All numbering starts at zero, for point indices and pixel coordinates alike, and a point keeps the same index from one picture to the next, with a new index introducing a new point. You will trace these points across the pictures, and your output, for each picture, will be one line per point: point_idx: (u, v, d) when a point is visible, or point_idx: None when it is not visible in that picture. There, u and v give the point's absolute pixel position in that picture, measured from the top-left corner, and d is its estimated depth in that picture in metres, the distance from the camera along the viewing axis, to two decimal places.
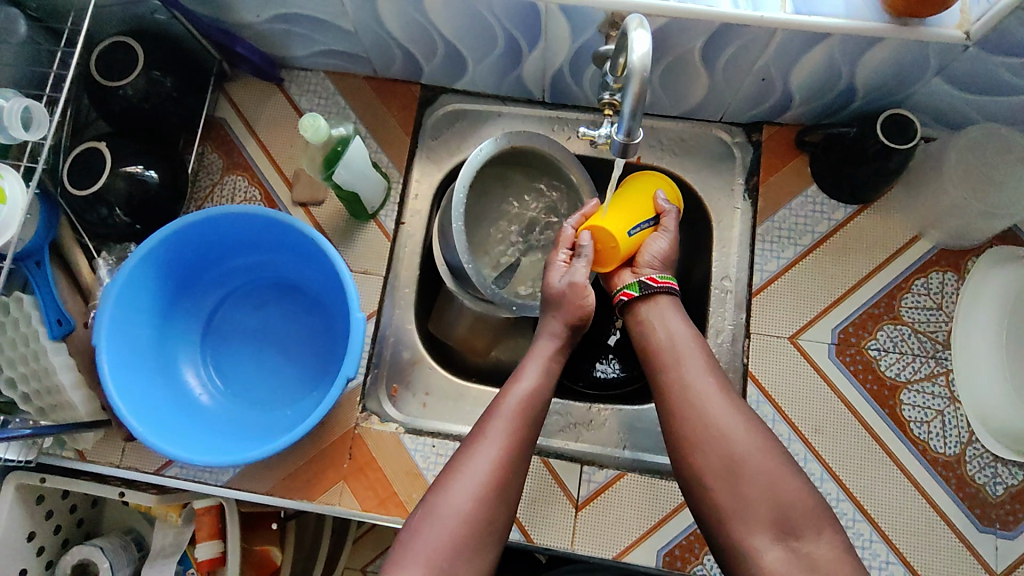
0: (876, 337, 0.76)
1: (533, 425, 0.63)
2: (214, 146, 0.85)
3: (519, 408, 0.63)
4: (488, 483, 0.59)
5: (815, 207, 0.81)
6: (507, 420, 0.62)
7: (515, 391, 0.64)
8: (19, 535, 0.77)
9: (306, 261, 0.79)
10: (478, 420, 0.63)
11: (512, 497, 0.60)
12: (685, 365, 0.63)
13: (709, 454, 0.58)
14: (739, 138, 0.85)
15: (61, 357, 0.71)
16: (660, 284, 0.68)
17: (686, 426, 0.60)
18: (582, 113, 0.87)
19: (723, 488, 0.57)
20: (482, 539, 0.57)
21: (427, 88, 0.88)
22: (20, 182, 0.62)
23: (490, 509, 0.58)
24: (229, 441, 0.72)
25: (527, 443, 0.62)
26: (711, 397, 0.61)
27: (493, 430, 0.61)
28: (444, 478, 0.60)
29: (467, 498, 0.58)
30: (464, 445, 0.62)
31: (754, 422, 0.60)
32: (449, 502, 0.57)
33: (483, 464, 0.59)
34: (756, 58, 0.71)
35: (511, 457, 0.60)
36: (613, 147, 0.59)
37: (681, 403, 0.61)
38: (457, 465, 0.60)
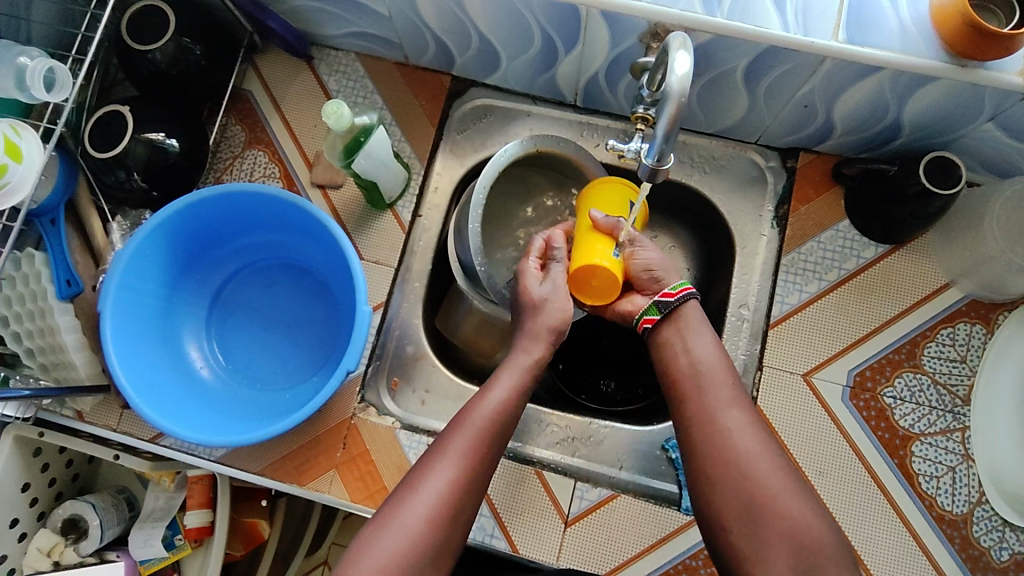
0: (893, 385, 0.74)
1: (496, 442, 0.61)
2: (237, 118, 0.84)
3: (486, 424, 0.60)
4: (446, 501, 0.56)
5: (845, 242, 0.78)
6: (473, 435, 0.59)
7: (484, 405, 0.61)
8: (15, 486, 0.78)
9: (319, 245, 0.78)
10: (450, 423, 0.61)
11: (467, 518, 0.58)
12: (712, 396, 0.61)
13: (727, 494, 0.57)
14: (773, 162, 0.82)
15: (66, 318, 0.71)
16: (678, 297, 0.66)
17: (709, 460, 0.59)
18: (614, 121, 0.84)
19: (740, 529, 0.56)
20: (434, 560, 0.54)
21: (457, 80, 0.86)
22: (38, 143, 0.61)
23: (446, 527, 0.55)
24: (223, 419, 0.72)
25: (488, 462, 0.60)
26: (738, 432, 0.59)
27: (457, 445, 0.58)
28: (402, 491, 0.57)
29: (423, 516, 0.55)
30: (426, 458, 0.58)
31: (780, 463, 0.58)
32: (406, 517, 0.54)
33: (444, 480, 0.56)
34: (801, 84, 0.68)
35: (472, 475, 0.58)
36: (642, 169, 0.58)
37: (705, 435, 0.60)
38: (417, 478, 0.57)
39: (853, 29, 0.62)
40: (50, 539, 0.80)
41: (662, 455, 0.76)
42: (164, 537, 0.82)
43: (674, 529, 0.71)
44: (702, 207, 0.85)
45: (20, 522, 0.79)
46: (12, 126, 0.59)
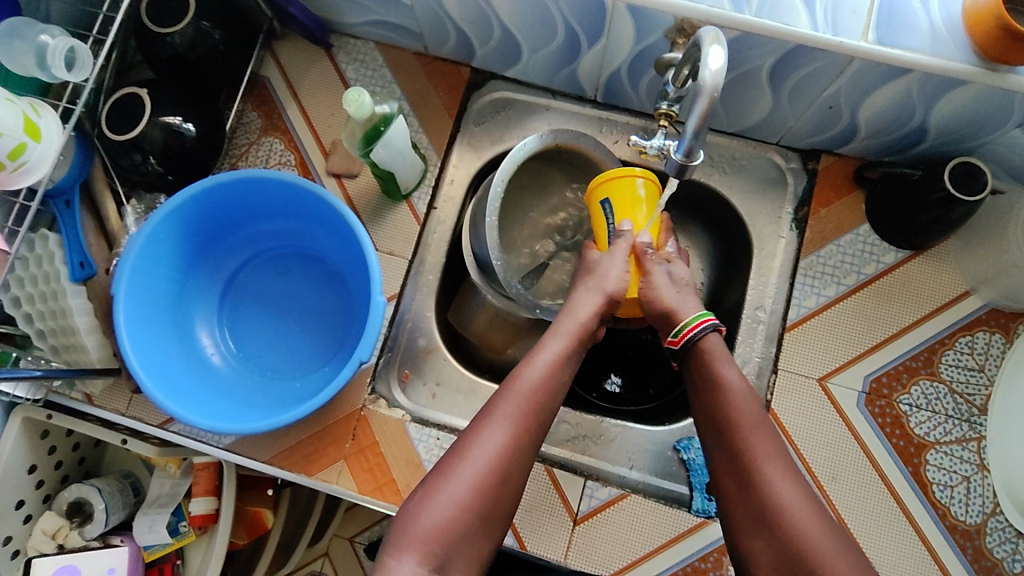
0: (909, 392, 0.73)
1: (540, 416, 0.61)
2: (254, 104, 0.83)
3: (528, 398, 0.60)
4: (488, 474, 0.56)
5: (865, 246, 0.77)
6: (515, 410, 0.59)
7: (526, 379, 0.61)
8: (21, 467, 0.77)
9: (333, 234, 0.78)
10: (495, 395, 0.61)
11: (512, 492, 0.58)
12: (753, 447, 0.58)
13: (768, 552, 0.54)
14: (794, 164, 0.81)
15: (78, 300, 0.70)
16: (681, 344, 0.65)
17: (751, 513, 0.56)
18: (633, 117, 0.84)
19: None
20: (478, 531, 0.55)
21: (477, 72, 0.85)
22: (57, 123, 0.61)
23: (489, 499, 0.56)
24: (234, 407, 0.71)
25: (532, 436, 0.60)
26: (781, 486, 0.56)
27: (499, 418, 0.59)
28: (446, 463, 0.57)
29: (467, 485, 0.55)
30: (469, 431, 0.59)
31: (818, 509, 0.55)
32: (449, 488, 0.55)
33: (485, 454, 0.57)
34: (827, 85, 0.67)
35: (514, 449, 0.58)
36: (669, 165, 0.57)
37: (744, 489, 0.57)
38: (461, 452, 0.57)
39: (884, 30, 0.61)
40: (55, 522, 0.80)
41: (674, 455, 0.75)
42: (168, 524, 0.81)
43: (684, 530, 0.70)
44: (719, 207, 0.85)
45: (26, 503, 0.79)
46: (32, 106, 0.59)
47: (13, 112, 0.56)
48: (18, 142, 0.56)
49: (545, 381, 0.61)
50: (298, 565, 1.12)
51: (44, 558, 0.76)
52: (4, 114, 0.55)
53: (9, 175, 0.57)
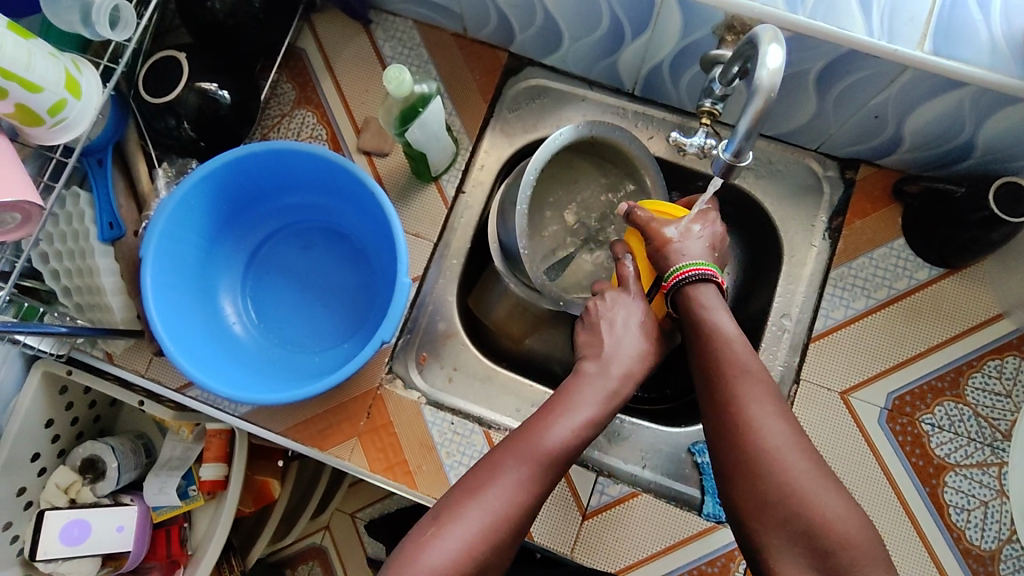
0: (933, 412, 0.72)
1: (559, 465, 0.58)
2: (290, 75, 0.83)
3: (552, 446, 0.58)
4: (501, 518, 0.54)
5: (898, 261, 0.76)
6: (534, 456, 0.57)
7: (553, 426, 0.59)
8: (39, 421, 0.78)
9: (361, 211, 0.78)
10: (514, 439, 0.59)
11: (518, 539, 0.56)
12: (739, 388, 0.57)
13: (744, 486, 0.54)
14: (831, 172, 0.80)
15: (106, 260, 0.70)
16: (672, 287, 0.63)
17: (733, 460, 0.55)
18: (671, 113, 0.82)
19: (762, 529, 0.53)
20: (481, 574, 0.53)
21: (515, 57, 0.84)
22: (97, 81, 0.61)
23: (496, 545, 0.53)
24: (254, 377, 0.72)
25: (548, 486, 0.58)
26: (764, 427, 0.55)
27: (518, 461, 0.56)
28: (456, 499, 0.55)
29: (478, 529, 0.53)
30: (485, 472, 0.57)
31: (807, 453, 0.55)
32: (458, 527, 0.53)
33: (501, 499, 0.55)
34: (877, 92, 0.65)
35: (530, 497, 0.56)
36: (715, 164, 0.56)
37: (727, 432, 0.56)
38: (476, 489, 0.55)
39: (941, 39, 0.59)
40: (69, 477, 0.81)
41: (687, 458, 0.75)
42: (178, 487, 0.82)
43: (693, 533, 0.70)
44: (752, 210, 0.83)
45: (41, 456, 0.80)
46: (73, 62, 0.58)
47: (56, 67, 0.55)
48: (59, 99, 0.56)
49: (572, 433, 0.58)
50: (299, 536, 1.13)
51: (54, 510, 0.77)
52: (47, 69, 0.54)
53: (48, 131, 0.57)
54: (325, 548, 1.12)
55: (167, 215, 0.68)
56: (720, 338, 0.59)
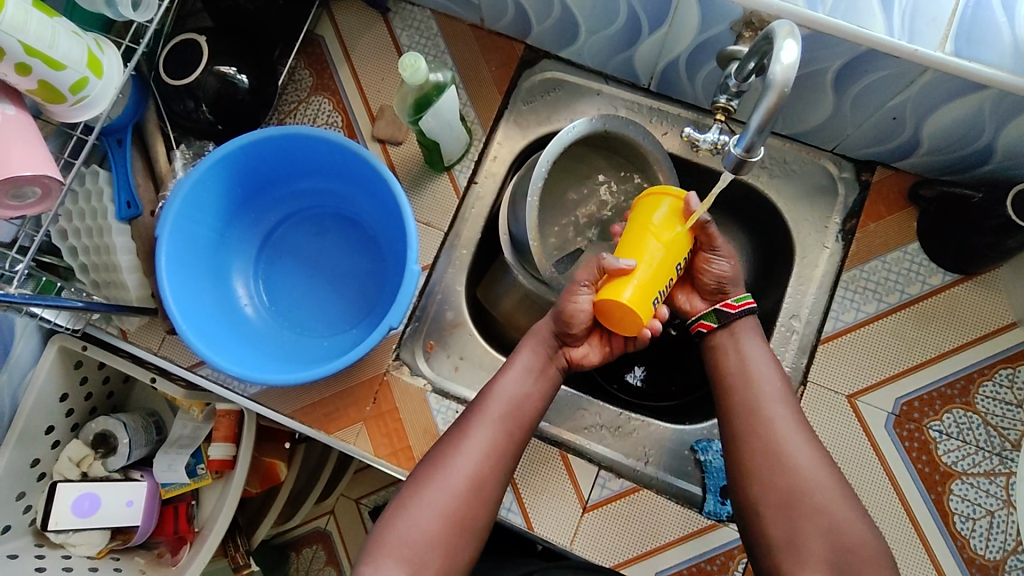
0: (941, 419, 0.71)
1: (513, 428, 0.64)
2: (307, 62, 0.83)
3: (504, 409, 0.64)
4: (466, 483, 0.60)
5: (911, 265, 0.75)
6: (489, 421, 0.63)
7: (497, 392, 0.66)
8: (54, 394, 0.80)
9: (372, 197, 0.78)
10: (466, 411, 0.65)
11: (491, 505, 0.62)
12: (759, 390, 0.62)
13: (764, 484, 0.59)
14: (847, 173, 0.79)
15: (123, 239, 0.72)
16: (739, 310, 0.66)
17: (754, 459, 0.60)
18: (686, 109, 0.82)
19: (772, 519, 0.58)
20: (460, 538, 0.59)
21: (531, 49, 0.84)
22: (119, 61, 0.62)
23: (467, 509, 0.60)
24: (263, 358, 0.73)
25: (507, 447, 0.63)
26: (784, 427, 0.60)
27: (473, 429, 0.63)
28: (423, 473, 0.62)
29: (443, 493, 0.60)
30: (445, 442, 0.63)
31: (817, 451, 0.60)
32: (427, 497, 0.59)
33: (460, 463, 0.61)
34: (895, 93, 0.65)
35: (487, 460, 0.62)
36: (726, 159, 0.56)
37: (749, 429, 0.61)
38: (437, 460, 0.62)
39: (963, 40, 0.58)
40: (82, 450, 0.83)
41: (690, 455, 0.75)
42: (187, 464, 0.84)
43: (693, 530, 0.70)
44: (765, 210, 0.83)
45: (56, 429, 0.82)
46: (96, 42, 0.59)
47: (79, 45, 0.56)
48: (82, 77, 0.57)
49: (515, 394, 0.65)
50: (304, 519, 1.14)
51: (67, 482, 0.78)
52: (71, 47, 0.55)
53: (69, 108, 0.58)
54: (329, 532, 1.14)
55: (182, 196, 0.69)
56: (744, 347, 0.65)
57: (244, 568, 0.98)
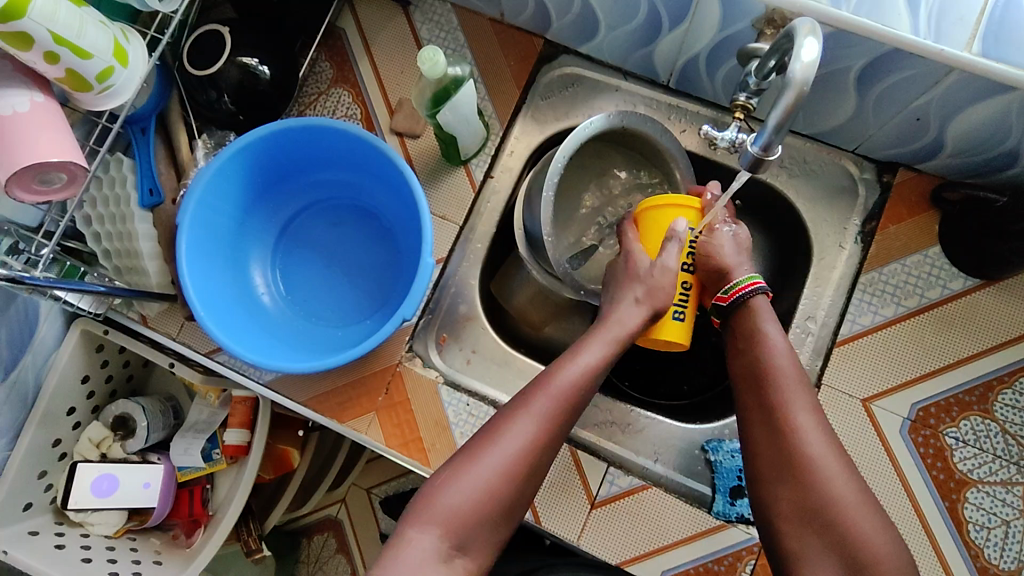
0: (958, 426, 0.70)
1: (574, 409, 0.61)
2: (328, 54, 0.84)
3: (569, 390, 0.61)
4: (522, 461, 0.58)
5: (932, 269, 0.74)
6: (554, 402, 0.60)
7: (567, 372, 0.62)
8: (75, 377, 0.82)
9: (389, 190, 0.79)
10: (527, 386, 0.62)
11: (534, 483, 0.60)
12: (785, 396, 0.60)
13: (786, 499, 0.58)
14: (868, 174, 0.78)
15: (145, 226, 0.73)
16: (730, 301, 0.66)
17: (775, 473, 0.59)
18: (704, 107, 0.81)
19: (795, 528, 0.57)
20: (503, 515, 0.57)
21: (551, 44, 0.84)
22: (143, 50, 0.63)
23: (518, 487, 0.58)
24: (278, 346, 0.74)
25: (563, 430, 0.61)
26: (808, 439, 0.58)
27: (538, 405, 0.60)
28: (476, 444, 0.59)
29: (498, 468, 0.57)
30: (502, 416, 0.60)
31: (845, 466, 0.57)
32: (479, 471, 0.56)
33: (517, 440, 0.58)
34: (920, 94, 0.64)
35: (544, 441, 0.59)
36: (744, 157, 0.55)
37: (773, 437, 0.60)
38: (492, 433, 0.59)
39: (991, 41, 0.56)
40: (101, 432, 0.85)
41: (701, 455, 0.74)
42: (203, 449, 0.85)
43: (703, 530, 0.69)
44: (784, 210, 0.82)
45: (77, 411, 0.84)
46: (122, 31, 0.61)
47: (106, 35, 0.57)
48: (108, 66, 0.58)
49: (585, 377, 0.62)
50: (315, 507, 1.16)
51: (87, 463, 0.80)
52: (99, 37, 0.56)
53: (95, 97, 0.60)
54: (340, 520, 1.16)
55: (204, 184, 0.70)
56: (766, 346, 0.63)
57: (256, 552, 1.00)
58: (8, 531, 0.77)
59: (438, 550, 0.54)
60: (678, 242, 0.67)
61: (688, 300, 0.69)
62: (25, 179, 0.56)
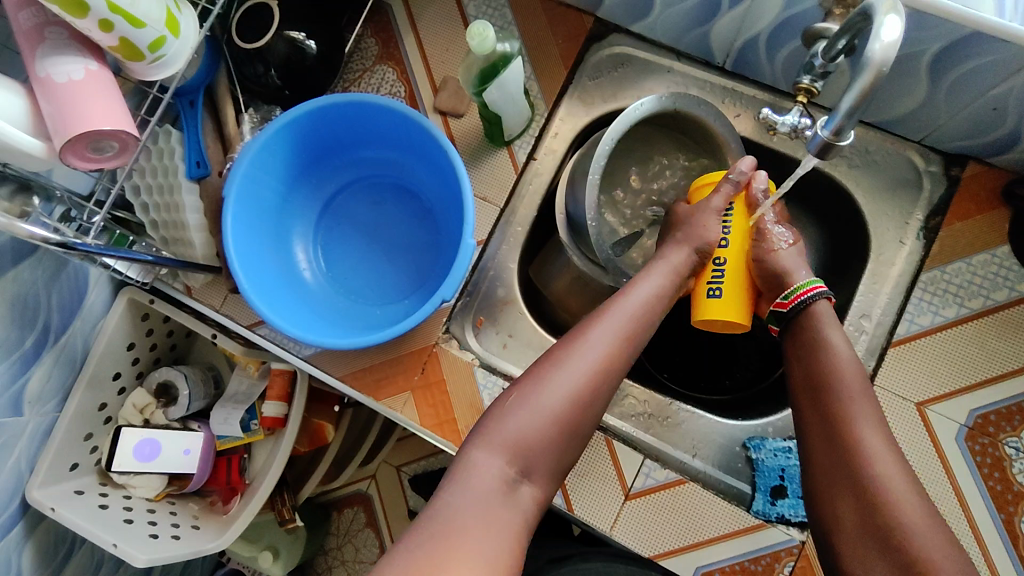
0: (1019, 435, 0.66)
1: (633, 344, 0.61)
2: (374, 30, 0.83)
3: (627, 324, 0.62)
4: (583, 389, 0.58)
5: (999, 270, 0.69)
6: (612, 334, 0.60)
7: (627, 303, 0.63)
8: (122, 344, 0.84)
9: (432, 169, 0.78)
10: (588, 317, 0.63)
11: (596, 415, 0.60)
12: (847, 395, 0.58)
13: (842, 499, 0.55)
14: (934, 167, 0.74)
15: (191, 198, 0.74)
16: (791, 307, 0.63)
17: (837, 472, 0.56)
18: (762, 91, 0.78)
19: (852, 505, 0.54)
20: (565, 443, 0.57)
21: (601, 23, 0.81)
22: (195, 21, 0.63)
23: (579, 416, 0.58)
24: (318, 321, 0.74)
25: (625, 362, 0.61)
26: (868, 439, 0.56)
27: (597, 337, 0.60)
28: (540, 370, 0.59)
29: (563, 395, 0.57)
30: (564, 345, 0.60)
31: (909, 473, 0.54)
32: (545, 398, 0.57)
33: (583, 367, 0.58)
34: (998, 81, 0.59)
35: (608, 370, 0.59)
36: (809, 142, 0.53)
37: (829, 442, 0.57)
38: (555, 360, 0.59)
39: None
40: (144, 399, 0.87)
41: (741, 452, 0.72)
42: (241, 420, 0.87)
43: (740, 529, 0.68)
44: (841, 201, 0.78)
45: (122, 376, 0.86)
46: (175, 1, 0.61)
47: (158, 4, 0.57)
48: (160, 35, 0.58)
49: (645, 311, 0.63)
50: (346, 482, 1.18)
51: (130, 428, 0.82)
52: (151, 6, 0.57)
53: (147, 66, 0.60)
54: (370, 496, 1.18)
55: (249, 158, 0.70)
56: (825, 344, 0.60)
57: (289, 522, 1.00)
58: (57, 490, 0.79)
59: (503, 474, 0.54)
60: (735, 181, 0.66)
61: (725, 274, 0.65)
62: (80, 148, 0.57)
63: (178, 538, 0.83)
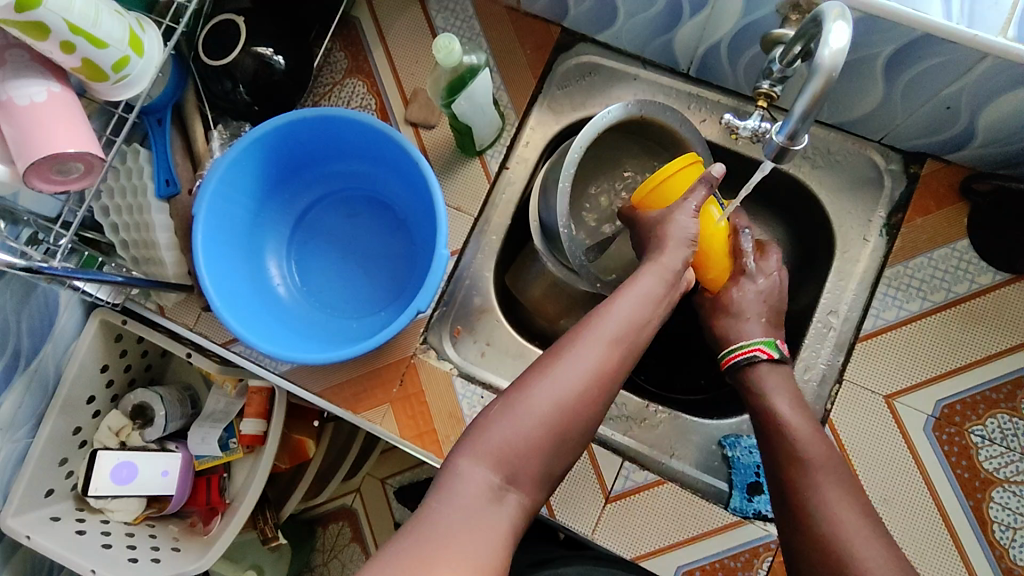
0: (984, 423, 0.68)
1: (625, 350, 0.60)
2: (343, 44, 0.83)
3: (618, 330, 0.60)
4: (572, 396, 0.56)
5: (959, 263, 0.71)
6: (601, 341, 0.59)
7: (617, 308, 0.61)
8: (94, 366, 0.82)
9: (405, 181, 0.79)
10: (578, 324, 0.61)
11: (588, 424, 0.58)
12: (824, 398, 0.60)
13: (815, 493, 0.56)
14: (894, 165, 0.76)
15: (161, 216, 0.73)
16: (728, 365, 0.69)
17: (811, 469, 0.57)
18: (726, 96, 0.80)
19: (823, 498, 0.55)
20: (552, 451, 0.55)
21: (567, 32, 0.82)
22: (159, 40, 0.63)
23: (567, 424, 0.56)
24: (292, 337, 0.74)
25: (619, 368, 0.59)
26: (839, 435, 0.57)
27: (586, 344, 0.58)
28: (528, 377, 0.58)
29: (551, 401, 0.55)
30: (555, 352, 0.59)
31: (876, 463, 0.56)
32: (531, 404, 0.55)
33: (572, 372, 0.57)
34: (949, 82, 0.62)
35: (600, 376, 0.57)
36: (767, 146, 0.54)
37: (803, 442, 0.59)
38: (545, 367, 0.57)
39: None
40: (120, 421, 0.86)
41: (718, 450, 0.73)
42: (219, 439, 0.86)
43: (719, 526, 0.69)
44: (806, 201, 0.80)
45: (96, 400, 0.85)
46: (138, 20, 0.60)
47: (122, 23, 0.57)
48: (124, 55, 0.58)
49: (636, 315, 0.61)
50: (330, 497, 1.17)
51: (106, 451, 0.81)
52: (114, 26, 0.56)
53: (112, 86, 0.60)
54: (355, 510, 1.17)
55: (218, 175, 0.70)
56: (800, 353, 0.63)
57: (272, 540, 0.99)
58: (33, 518, 0.78)
59: (487, 482, 0.53)
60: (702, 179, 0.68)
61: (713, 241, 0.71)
62: (43, 170, 0.56)
63: (158, 562, 0.82)
